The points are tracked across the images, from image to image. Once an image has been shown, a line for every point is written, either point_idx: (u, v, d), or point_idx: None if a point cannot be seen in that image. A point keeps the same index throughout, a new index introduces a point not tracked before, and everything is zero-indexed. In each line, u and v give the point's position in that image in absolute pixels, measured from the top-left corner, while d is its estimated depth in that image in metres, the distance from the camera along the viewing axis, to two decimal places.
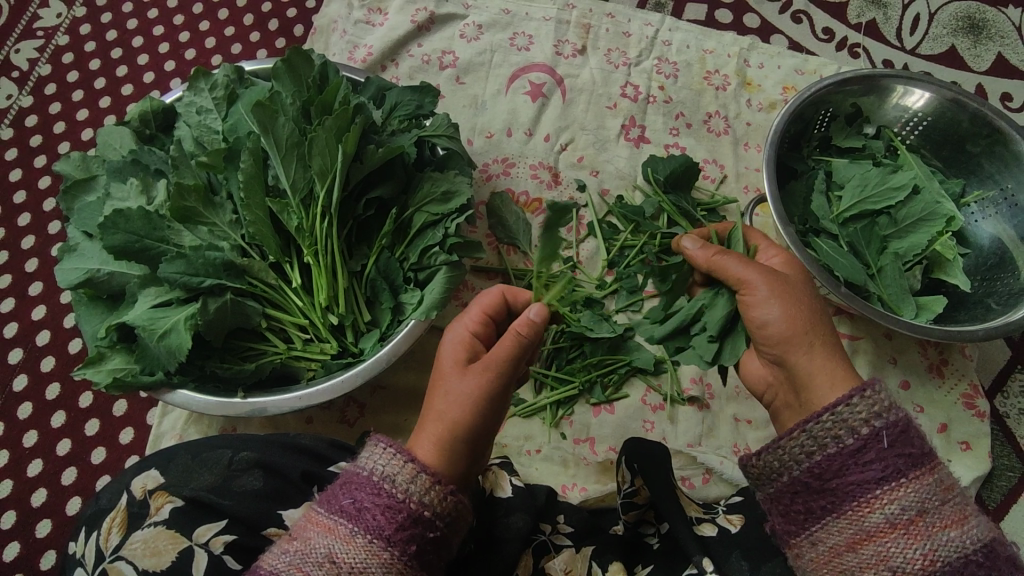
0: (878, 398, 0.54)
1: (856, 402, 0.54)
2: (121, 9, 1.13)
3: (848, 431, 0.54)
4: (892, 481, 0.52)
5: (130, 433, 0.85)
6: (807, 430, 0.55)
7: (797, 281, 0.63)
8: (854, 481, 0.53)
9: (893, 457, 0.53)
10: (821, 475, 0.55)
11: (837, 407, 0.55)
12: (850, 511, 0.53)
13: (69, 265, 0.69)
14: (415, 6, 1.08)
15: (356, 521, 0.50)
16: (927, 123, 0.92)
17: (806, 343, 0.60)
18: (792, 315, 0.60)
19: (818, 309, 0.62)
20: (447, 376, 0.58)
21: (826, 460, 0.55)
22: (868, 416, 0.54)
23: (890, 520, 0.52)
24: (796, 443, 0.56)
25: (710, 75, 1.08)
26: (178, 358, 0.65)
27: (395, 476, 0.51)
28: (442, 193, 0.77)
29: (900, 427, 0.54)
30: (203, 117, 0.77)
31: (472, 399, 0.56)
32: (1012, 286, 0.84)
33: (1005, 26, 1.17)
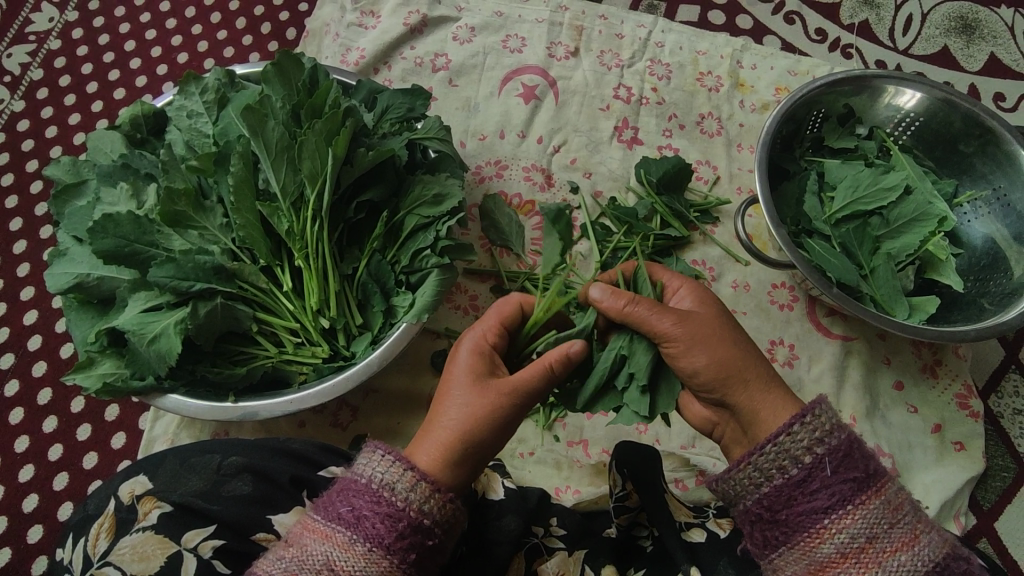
0: (819, 423, 0.55)
1: (797, 431, 0.55)
2: (114, 13, 1.13)
3: (793, 461, 0.55)
4: (839, 509, 0.53)
5: (123, 437, 0.85)
6: (754, 462, 0.56)
7: (714, 320, 0.63)
8: (804, 511, 0.54)
9: (839, 484, 0.53)
10: (771, 507, 0.55)
11: (779, 438, 0.56)
12: (803, 541, 0.54)
13: (58, 270, 0.68)
14: (407, 8, 1.08)
15: (354, 529, 0.50)
16: (919, 124, 0.92)
17: (737, 381, 0.61)
18: (716, 358, 0.61)
19: (739, 341, 0.63)
20: (458, 386, 0.58)
21: (776, 492, 0.55)
22: (811, 443, 0.55)
23: (842, 549, 0.52)
24: (745, 474, 0.56)
25: (703, 77, 1.08)
26: (168, 363, 0.65)
27: (395, 484, 0.51)
28: (434, 196, 0.77)
29: (843, 452, 0.54)
30: (194, 121, 0.77)
31: (484, 416, 0.56)
32: (1005, 286, 0.84)
33: (997, 25, 1.17)
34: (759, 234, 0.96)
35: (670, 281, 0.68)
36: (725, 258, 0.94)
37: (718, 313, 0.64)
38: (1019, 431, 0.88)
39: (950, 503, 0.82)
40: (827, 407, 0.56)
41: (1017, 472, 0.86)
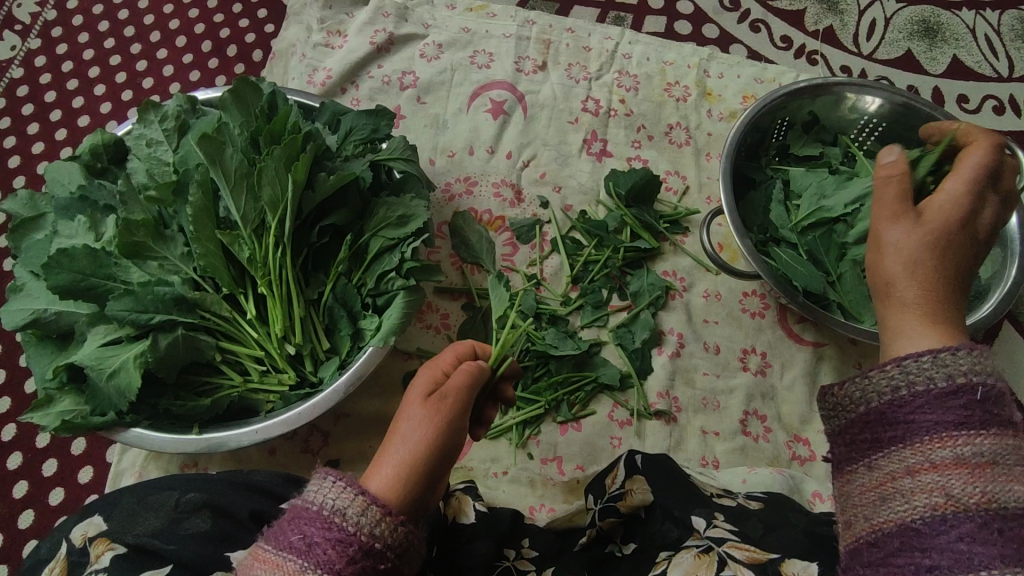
0: (984, 358, 0.48)
1: (958, 355, 0.49)
2: (77, 39, 1.12)
3: (945, 374, 0.48)
4: (970, 426, 0.46)
5: (90, 471, 0.84)
6: (903, 364, 0.49)
7: (954, 226, 0.58)
8: (930, 420, 0.47)
9: (982, 412, 0.46)
10: (898, 405, 0.49)
11: (940, 353, 0.49)
12: (919, 443, 0.47)
13: (14, 306, 0.67)
14: (374, 27, 1.08)
15: (305, 556, 0.47)
16: (883, 128, 0.93)
17: (906, 272, 0.58)
18: (911, 251, 0.58)
19: (950, 256, 0.58)
20: (412, 409, 0.57)
21: (907, 396, 0.49)
22: (968, 369, 0.48)
23: (959, 459, 0.45)
24: (886, 375, 0.50)
25: (670, 87, 1.08)
26: (128, 397, 0.64)
27: (346, 510, 0.49)
28: (398, 218, 0.77)
29: (999, 392, 0.47)
30: (153, 149, 0.76)
31: (429, 432, 0.55)
32: (971, 288, 0.84)
33: (959, 28, 1.19)
34: (728, 243, 0.96)
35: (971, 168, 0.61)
36: (696, 268, 0.95)
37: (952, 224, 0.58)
38: None
39: None
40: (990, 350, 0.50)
41: None
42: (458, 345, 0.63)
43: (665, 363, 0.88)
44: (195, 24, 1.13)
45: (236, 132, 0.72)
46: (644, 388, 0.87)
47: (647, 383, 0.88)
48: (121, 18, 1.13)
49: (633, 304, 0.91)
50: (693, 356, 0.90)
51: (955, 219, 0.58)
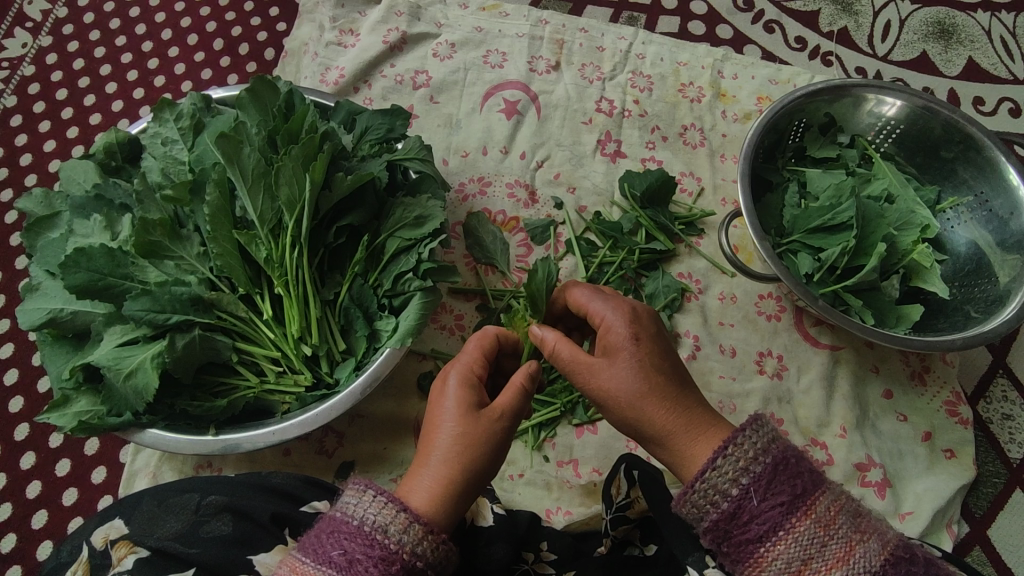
0: (741, 453, 0.56)
1: (721, 464, 0.56)
2: (89, 37, 1.11)
3: (722, 496, 0.56)
4: (772, 536, 0.54)
5: (103, 471, 0.83)
6: (687, 501, 0.57)
7: (636, 344, 0.62)
8: (742, 542, 0.55)
9: (768, 510, 0.54)
10: (716, 539, 0.57)
11: (706, 473, 0.57)
12: (748, 569, 0.56)
13: (30, 306, 0.67)
14: (386, 26, 1.07)
15: (346, 573, 0.49)
16: (900, 131, 0.92)
17: (649, 407, 0.61)
18: (622, 383, 0.61)
19: (662, 365, 0.62)
20: (447, 417, 0.57)
21: (714, 526, 0.56)
22: (734, 475, 0.56)
23: (781, 574, 0.54)
24: (689, 513, 0.58)
25: (685, 88, 1.08)
26: (145, 399, 0.64)
27: (388, 527, 0.51)
28: (415, 218, 0.76)
29: (767, 476, 0.55)
30: (169, 148, 0.76)
31: (474, 443, 0.56)
32: (990, 292, 0.84)
33: (974, 30, 1.18)
34: (744, 245, 0.95)
35: (593, 297, 0.66)
36: (711, 270, 0.94)
37: (638, 336, 0.62)
38: (1008, 436, 0.88)
39: (942, 512, 0.82)
40: (746, 434, 0.57)
41: (1008, 477, 0.86)
42: (481, 341, 0.63)
43: None
44: (207, 22, 1.12)
45: (253, 131, 0.72)
46: None
47: None
48: (132, 15, 1.13)
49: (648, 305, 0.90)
50: (709, 358, 0.89)
51: (631, 338, 0.62)
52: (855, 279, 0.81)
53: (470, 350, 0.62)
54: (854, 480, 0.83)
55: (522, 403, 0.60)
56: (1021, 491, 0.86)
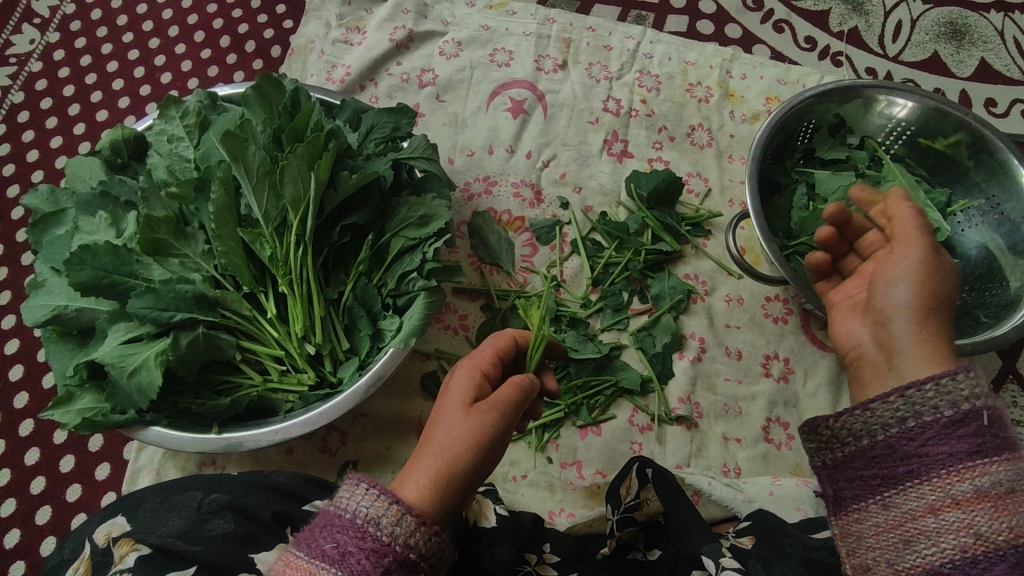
0: (981, 381, 0.57)
1: (963, 377, 0.57)
2: (96, 33, 1.11)
3: (949, 403, 0.56)
4: (985, 456, 0.53)
5: (107, 468, 0.83)
6: (907, 395, 0.58)
7: (946, 255, 0.70)
8: (944, 452, 0.55)
9: (994, 434, 0.54)
10: (911, 440, 0.57)
11: (942, 379, 0.57)
12: (937, 478, 0.54)
13: (35, 302, 0.67)
14: (393, 24, 1.07)
15: (338, 566, 0.49)
16: (911, 133, 0.91)
17: (938, 301, 0.67)
18: (929, 271, 0.67)
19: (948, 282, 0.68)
20: (449, 410, 0.57)
21: (920, 429, 0.57)
22: (972, 391, 0.56)
23: (979, 491, 0.53)
24: (889, 408, 0.58)
25: (692, 88, 1.07)
26: (149, 396, 0.64)
27: (380, 519, 0.50)
28: (420, 218, 0.76)
29: (1005, 410, 0.56)
30: (175, 145, 0.76)
31: (475, 440, 0.55)
32: (1001, 297, 0.83)
33: (987, 30, 1.17)
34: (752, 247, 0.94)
35: (909, 212, 0.75)
36: (718, 272, 0.93)
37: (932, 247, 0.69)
38: None
39: None
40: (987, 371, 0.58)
41: None
42: (497, 341, 0.63)
43: (687, 368, 0.87)
44: (213, 19, 1.12)
45: (260, 129, 0.72)
46: (665, 393, 0.86)
47: (668, 388, 0.87)
48: (139, 12, 1.13)
49: (654, 307, 0.90)
50: (715, 360, 0.88)
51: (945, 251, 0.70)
52: None
53: (481, 348, 0.62)
54: None
55: (521, 404, 0.59)
56: None
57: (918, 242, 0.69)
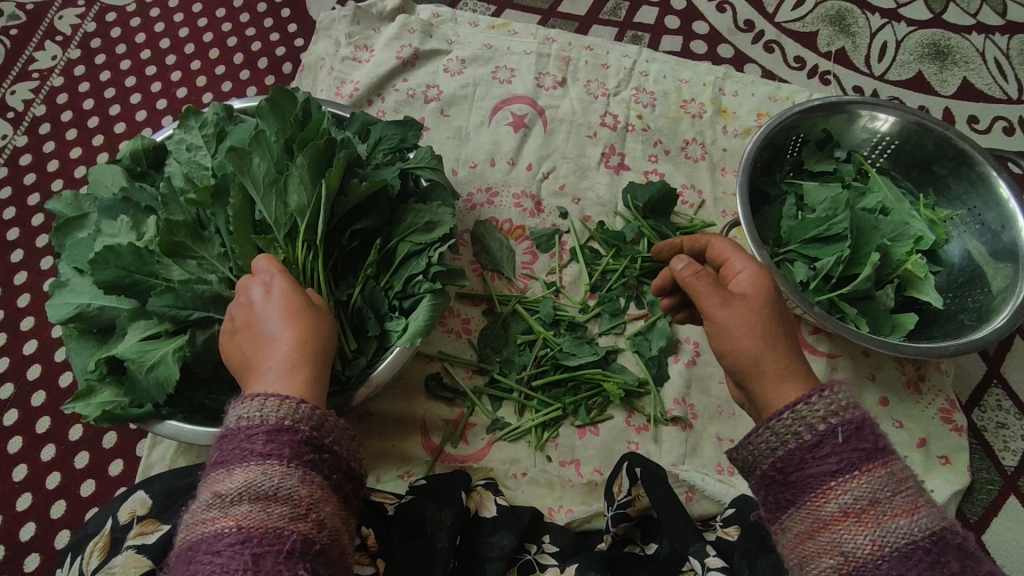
0: (836, 398, 0.54)
1: (814, 400, 0.54)
2: (116, 50, 1.16)
3: (807, 427, 0.54)
4: (847, 473, 0.52)
5: (120, 464, 0.86)
6: (769, 427, 0.55)
7: (769, 295, 0.62)
8: (812, 474, 0.53)
9: (849, 451, 0.52)
10: (783, 469, 0.54)
11: (795, 405, 0.55)
12: (809, 502, 0.53)
13: (59, 300, 0.70)
14: (400, 43, 1.12)
15: (232, 459, 0.51)
16: (895, 147, 0.96)
17: (764, 348, 0.59)
18: (746, 324, 0.60)
19: (782, 320, 0.61)
20: (272, 322, 0.60)
21: (788, 455, 0.54)
22: (825, 414, 0.54)
23: (845, 508, 0.51)
24: (762, 438, 0.56)
25: (686, 104, 1.11)
26: (167, 390, 0.67)
27: (249, 410, 0.52)
28: (425, 224, 0.80)
29: (856, 424, 0.53)
30: (193, 154, 0.79)
31: (305, 331, 0.60)
32: (982, 303, 0.86)
33: (968, 52, 1.23)
34: None
35: (738, 251, 0.66)
36: None
37: (773, 301, 0.62)
38: (1002, 444, 0.90)
39: None
40: (843, 384, 0.55)
41: (1002, 484, 0.88)
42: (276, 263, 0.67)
43: (681, 371, 0.90)
44: (228, 37, 1.17)
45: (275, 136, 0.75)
46: (660, 394, 0.89)
47: (663, 390, 0.90)
48: (157, 30, 1.18)
49: (650, 312, 0.93)
50: (708, 364, 0.91)
51: (768, 288, 0.62)
52: (851, 287, 0.83)
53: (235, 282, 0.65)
54: None
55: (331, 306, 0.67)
56: (1016, 497, 0.87)
57: (721, 311, 0.61)
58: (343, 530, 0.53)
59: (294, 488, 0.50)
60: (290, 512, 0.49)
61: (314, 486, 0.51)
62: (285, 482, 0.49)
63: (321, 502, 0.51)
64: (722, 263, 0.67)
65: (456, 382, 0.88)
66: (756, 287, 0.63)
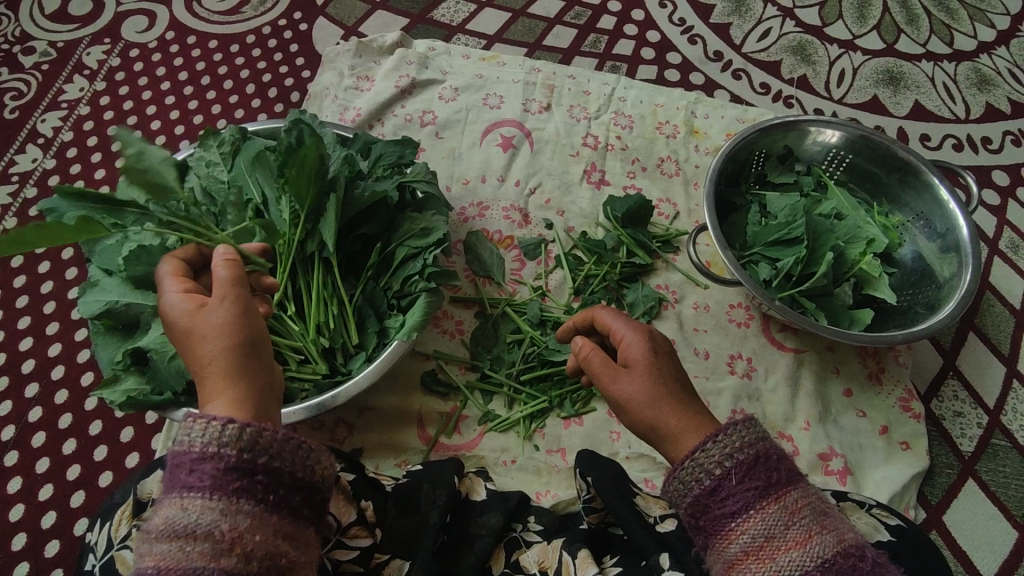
0: (729, 441, 0.60)
1: (710, 447, 0.60)
2: (137, 82, 1.26)
3: (705, 474, 0.59)
4: (743, 513, 0.57)
5: (136, 457, 0.92)
6: (675, 476, 0.61)
7: (652, 359, 0.68)
8: (715, 517, 0.58)
9: (744, 491, 0.58)
10: (693, 514, 0.60)
11: (694, 454, 0.60)
12: (717, 543, 0.59)
13: (91, 297, 0.78)
14: (398, 73, 1.22)
15: (174, 489, 0.51)
16: (849, 160, 1.05)
17: (657, 412, 0.65)
18: (637, 396, 0.66)
19: (671, 378, 0.67)
20: (184, 335, 0.57)
21: (694, 501, 0.60)
22: (721, 458, 0.59)
23: (745, 548, 0.57)
24: (672, 487, 0.61)
25: (661, 126, 1.21)
26: (186, 377, 0.74)
27: (182, 436, 0.52)
28: (421, 230, 0.88)
29: (749, 464, 0.59)
30: (211, 170, 0.88)
31: (214, 334, 0.56)
32: (932, 297, 0.94)
33: (919, 78, 1.34)
34: (715, 260, 1.07)
35: (618, 319, 0.72)
36: (686, 282, 1.05)
37: (657, 359, 0.68)
38: (960, 431, 0.97)
39: (898, 498, 0.90)
40: (738, 426, 0.60)
41: (961, 468, 0.94)
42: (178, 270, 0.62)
43: None
44: (241, 70, 1.28)
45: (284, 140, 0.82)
46: None
47: None
48: (176, 64, 1.28)
49: (629, 313, 1.01)
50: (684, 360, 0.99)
51: (650, 352, 0.68)
52: (809, 283, 0.91)
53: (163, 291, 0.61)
54: (818, 468, 0.91)
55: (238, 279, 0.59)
56: (974, 480, 0.93)
57: (611, 386, 0.68)
58: (286, 549, 0.52)
59: (212, 525, 0.49)
60: (212, 549, 0.49)
61: (239, 519, 0.50)
62: (204, 518, 0.49)
63: (248, 533, 0.50)
64: (609, 332, 0.73)
65: (450, 377, 0.95)
66: (639, 352, 0.68)
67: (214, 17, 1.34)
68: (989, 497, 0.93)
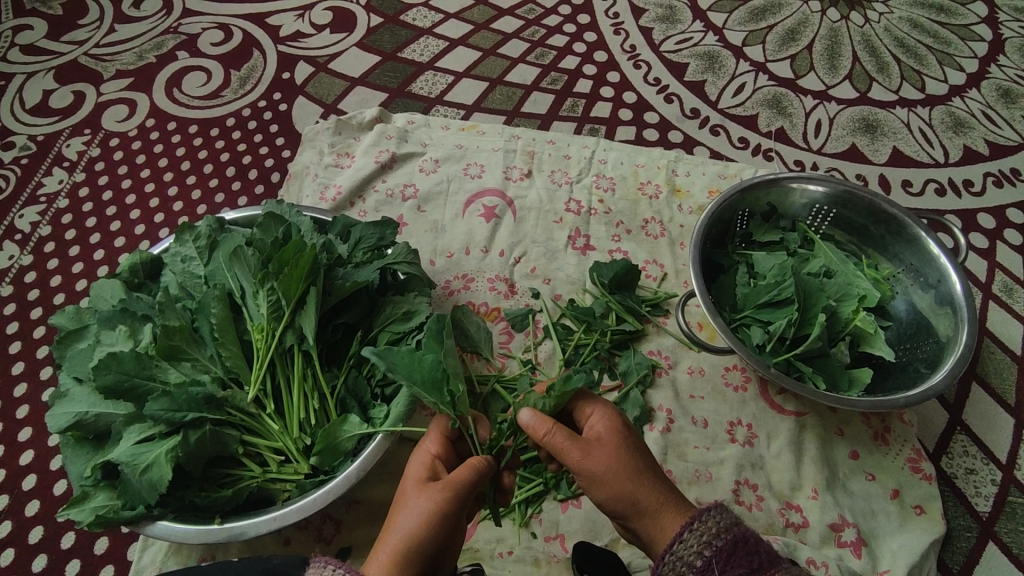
0: (705, 528, 0.62)
1: (687, 537, 0.62)
2: (117, 170, 1.26)
3: (687, 567, 0.61)
4: None
5: (111, 570, 0.87)
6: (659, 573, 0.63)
7: (621, 434, 0.70)
8: None
9: None
10: None
11: (673, 546, 0.62)
12: None
13: (59, 410, 0.74)
14: (378, 148, 1.23)
15: None
16: (832, 215, 1.05)
17: (638, 485, 0.67)
18: (611, 467, 0.67)
19: (641, 457, 0.69)
20: (408, 495, 0.66)
21: None
22: (699, 548, 0.61)
23: None
24: None
25: (643, 187, 1.21)
26: (159, 491, 0.69)
27: None
28: (403, 314, 0.86)
29: (728, 550, 0.60)
30: (187, 264, 0.86)
31: (432, 519, 0.63)
32: (931, 352, 0.92)
33: (895, 124, 1.35)
34: (706, 322, 1.05)
35: (581, 394, 0.74)
36: (679, 346, 1.02)
37: (626, 435, 0.70)
38: (974, 490, 0.93)
39: (918, 568, 0.85)
40: (713, 511, 0.63)
41: (980, 531, 0.90)
42: (447, 424, 0.72)
43: (657, 439, 0.94)
44: (221, 153, 1.28)
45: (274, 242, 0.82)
46: None
47: None
48: (155, 151, 1.29)
49: (622, 382, 0.97)
50: (683, 430, 0.95)
51: (617, 427, 0.70)
52: (804, 347, 0.89)
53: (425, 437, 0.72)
54: (830, 541, 0.86)
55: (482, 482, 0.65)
56: (994, 543, 0.89)
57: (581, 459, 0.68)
58: None
59: None
60: None
61: None
62: None
63: None
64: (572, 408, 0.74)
65: None
66: (605, 426, 0.70)
67: (195, 102, 1.36)
68: (1012, 561, 0.88)
